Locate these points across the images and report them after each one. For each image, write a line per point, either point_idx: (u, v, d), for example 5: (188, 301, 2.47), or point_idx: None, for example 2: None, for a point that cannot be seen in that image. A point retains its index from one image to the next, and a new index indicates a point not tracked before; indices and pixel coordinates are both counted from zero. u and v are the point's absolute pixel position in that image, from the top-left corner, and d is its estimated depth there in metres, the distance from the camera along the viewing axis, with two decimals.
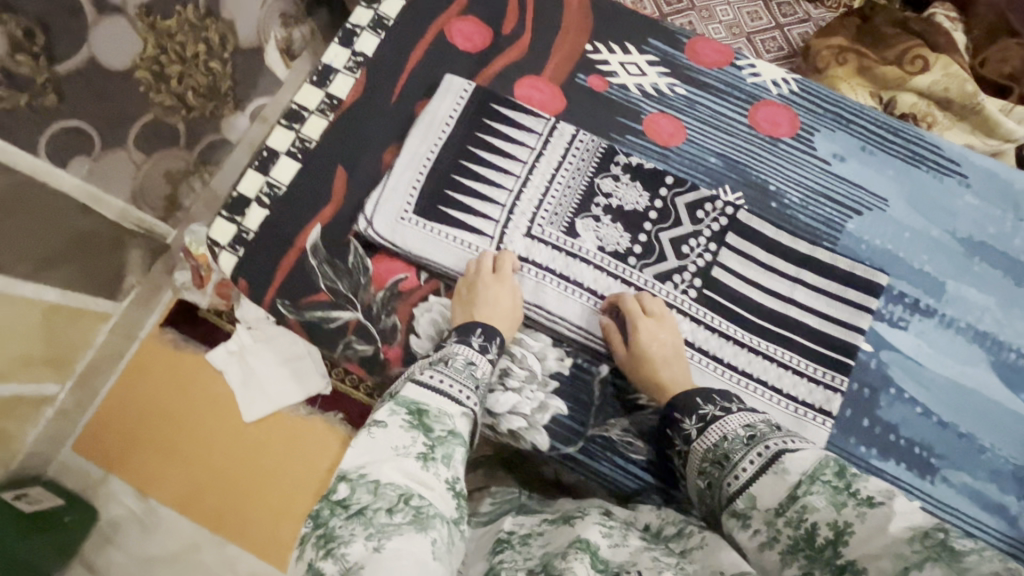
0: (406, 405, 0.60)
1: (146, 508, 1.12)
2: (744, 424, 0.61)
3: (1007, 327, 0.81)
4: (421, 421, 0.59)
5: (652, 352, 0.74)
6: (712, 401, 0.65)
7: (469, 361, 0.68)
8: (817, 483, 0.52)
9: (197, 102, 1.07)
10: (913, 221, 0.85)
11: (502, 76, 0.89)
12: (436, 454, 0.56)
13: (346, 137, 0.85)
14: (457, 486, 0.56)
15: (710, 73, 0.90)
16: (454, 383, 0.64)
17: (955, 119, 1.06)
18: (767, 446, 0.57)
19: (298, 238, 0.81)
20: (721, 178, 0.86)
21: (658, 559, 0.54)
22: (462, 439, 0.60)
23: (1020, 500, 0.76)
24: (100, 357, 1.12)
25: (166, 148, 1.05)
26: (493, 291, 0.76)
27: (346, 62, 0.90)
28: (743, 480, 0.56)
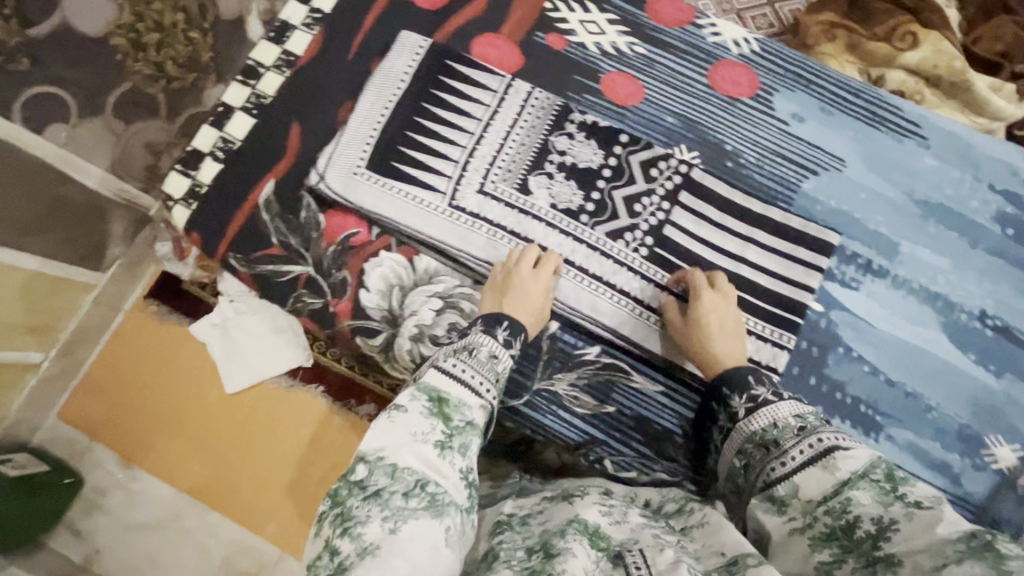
0: (428, 391, 0.59)
1: (128, 476, 1.12)
2: (795, 412, 0.59)
3: (959, 288, 0.81)
4: (441, 409, 0.58)
5: (710, 322, 0.73)
6: (763, 383, 0.63)
7: (491, 355, 0.65)
8: (865, 481, 0.51)
9: (178, 73, 1.09)
10: (870, 181, 0.84)
11: (460, 34, 0.88)
12: (453, 442, 0.56)
13: (302, 93, 0.85)
14: (469, 475, 0.56)
15: (671, 32, 0.89)
16: (475, 374, 0.62)
17: (943, 96, 1.04)
18: (819, 439, 0.55)
19: (251, 193, 0.82)
20: (678, 137, 0.85)
21: (659, 536, 0.57)
22: (479, 431, 0.59)
23: (964, 458, 0.76)
24: (84, 327, 1.10)
25: (146, 119, 1.07)
26: (523, 281, 0.74)
27: (304, 19, 0.89)
28: (789, 467, 0.55)
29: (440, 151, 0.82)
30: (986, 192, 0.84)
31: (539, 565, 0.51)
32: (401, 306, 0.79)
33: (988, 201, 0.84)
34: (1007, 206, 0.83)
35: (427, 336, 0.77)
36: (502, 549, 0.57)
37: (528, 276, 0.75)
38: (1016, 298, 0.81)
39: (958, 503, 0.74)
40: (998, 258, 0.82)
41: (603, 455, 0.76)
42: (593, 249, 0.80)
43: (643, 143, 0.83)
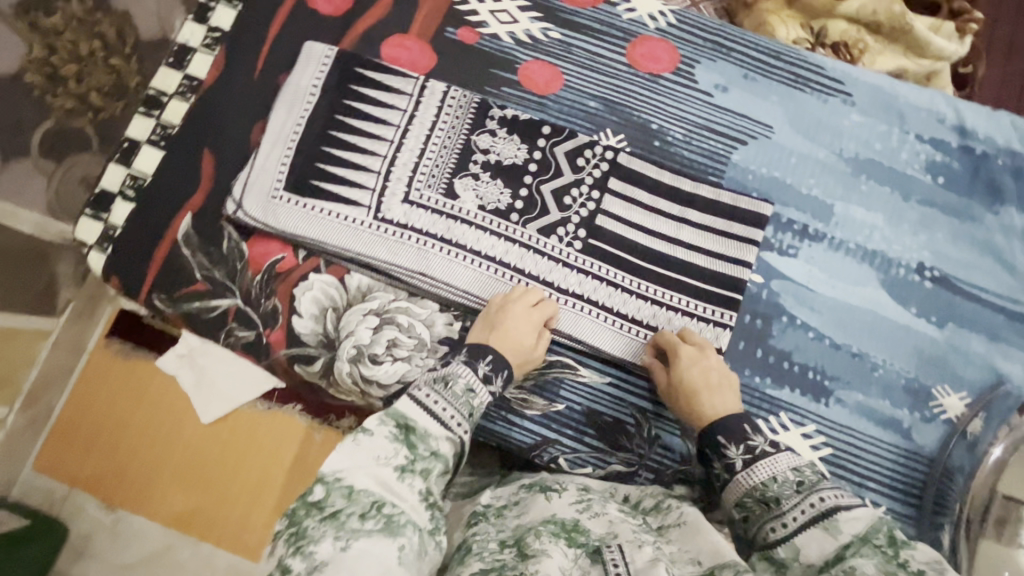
0: (395, 416, 0.57)
1: (114, 518, 1.10)
2: (794, 465, 0.58)
3: (896, 244, 0.81)
4: (408, 436, 0.56)
5: (693, 379, 0.70)
6: (760, 433, 0.61)
7: (468, 388, 0.63)
8: (866, 545, 0.49)
9: (105, 102, 1.00)
10: (799, 145, 0.83)
11: (368, 37, 0.85)
12: (416, 467, 0.55)
13: (209, 119, 0.82)
14: (432, 496, 0.55)
15: (585, 12, 0.87)
16: (447, 407, 0.60)
17: (885, 41, 1.02)
18: (821, 498, 0.54)
19: (168, 229, 0.79)
20: (602, 122, 0.83)
21: (638, 533, 0.58)
22: (444, 461, 0.57)
23: (913, 412, 0.76)
24: (46, 375, 1.07)
25: (78, 152, 0.97)
26: (513, 317, 0.72)
27: (203, 40, 0.85)
28: (791, 529, 0.53)
29: (359, 163, 0.80)
30: (914, 142, 0.83)
31: (511, 562, 0.53)
32: (337, 328, 0.77)
33: (917, 151, 0.83)
34: (936, 154, 0.83)
35: (367, 356, 0.75)
36: (474, 540, 0.58)
37: (525, 316, 0.73)
38: (953, 246, 0.81)
39: (911, 459, 0.75)
40: (930, 209, 0.82)
41: (560, 453, 0.75)
42: (526, 247, 0.79)
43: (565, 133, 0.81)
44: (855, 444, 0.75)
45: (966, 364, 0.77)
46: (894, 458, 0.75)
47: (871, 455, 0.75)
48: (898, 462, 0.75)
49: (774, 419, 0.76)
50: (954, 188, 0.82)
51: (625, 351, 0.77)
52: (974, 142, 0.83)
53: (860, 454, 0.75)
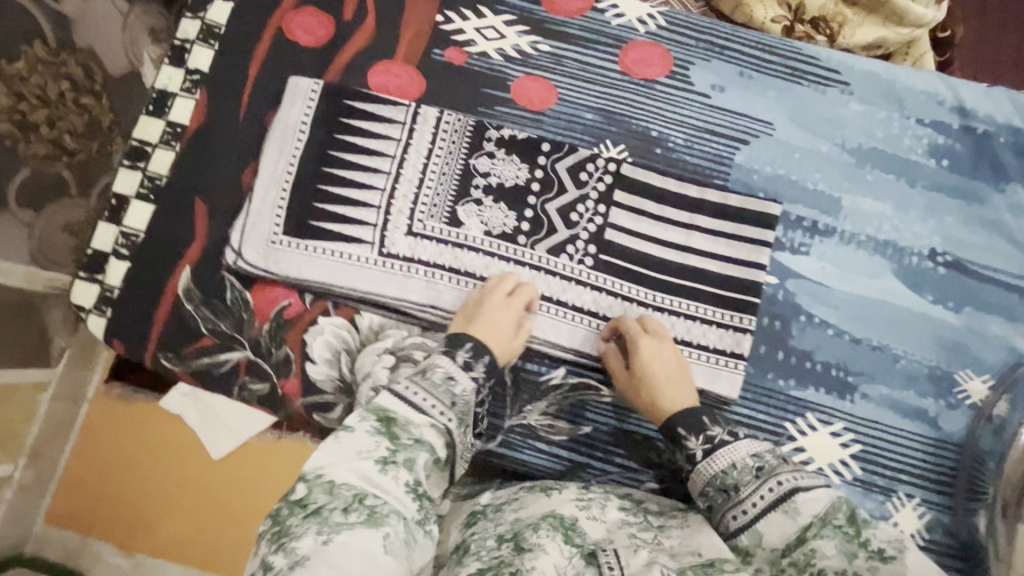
0: (374, 410, 0.55)
1: (135, 564, 0.95)
2: (751, 451, 0.59)
3: (906, 232, 0.80)
4: (388, 429, 0.54)
5: (651, 370, 0.70)
6: (719, 423, 0.63)
7: (448, 377, 0.59)
8: (829, 528, 0.51)
9: (79, 144, 0.86)
10: (801, 140, 0.82)
11: (353, 66, 0.82)
12: (399, 456, 0.52)
13: (198, 166, 0.79)
14: (419, 486, 0.53)
15: (573, 22, 0.85)
16: (428, 395, 0.57)
17: (863, 14, 0.96)
18: (779, 481, 0.55)
19: (168, 285, 0.76)
20: (601, 133, 0.82)
21: (635, 536, 0.58)
22: (430, 449, 0.55)
23: (938, 400, 0.76)
24: (46, 430, 0.92)
25: (57, 199, 0.84)
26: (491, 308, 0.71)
27: (182, 84, 0.82)
28: (752, 515, 0.55)
29: (358, 198, 0.77)
30: (915, 127, 0.83)
31: (509, 557, 0.52)
32: (352, 370, 0.75)
33: (919, 136, 0.82)
34: (938, 137, 0.82)
35: None
36: (473, 540, 0.58)
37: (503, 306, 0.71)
38: (963, 229, 0.80)
39: (939, 447, 0.75)
40: (937, 193, 0.81)
41: (595, 477, 0.74)
42: (537, 269, 0.77)
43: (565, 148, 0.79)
44: (884, 437, 0.75)
45: (986, 347, 0.78)
46: (923, 448, 0.75)
47: (900, 447, 0.75)
48: (928, 452, 0.75)
49: (802, 420, 0.76)
50: (959, 170, 0.82)
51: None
52: (975, 122, 0.83)
53: (890, 447, 0.75)
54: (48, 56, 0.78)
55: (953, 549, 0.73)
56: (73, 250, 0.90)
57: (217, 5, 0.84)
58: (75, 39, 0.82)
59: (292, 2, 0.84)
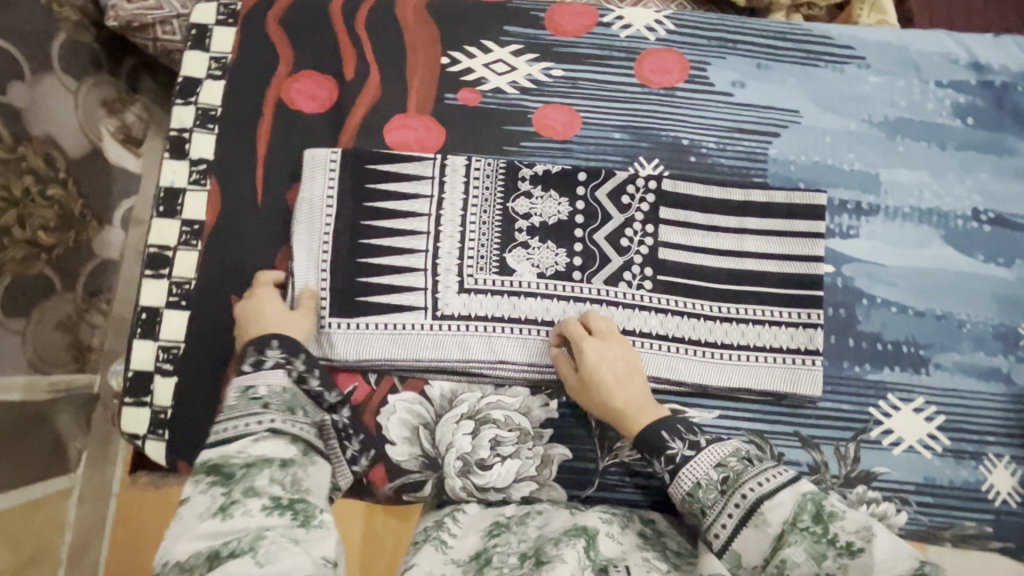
0: (202, 467, 0.55)
1: None
2: (716, 462, 0.59)
3: (947, 195, 0.81)
4: (220, 473, 0.54)
5: (601, 376, 0.68)
6: (679, 437, 0.62)
7: (245, 388, 0.61)
8: (797, 532, 0.53)
9: (55, 238, 0.84)
10: (829, 123, 0.82)
11: (367, 126, 0.78)
12: (237, 496, 0.52)
13: (224, 261, 0.75)
14: (282, 500, 0.53)
15: (581, 41, 0.82)
16: (238, 421, 0.58)
17: None
18: (744, 494, 0.56)
19: (222, 394, 0.72)
20: (633, 151, 0.80)
21: (649, 560, 0.61)
22: (269, 461, 0.55)
23: (1008, 356, 0.77)
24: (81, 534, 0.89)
25: (47, 297, 0.84)
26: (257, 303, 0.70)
27: (190, 177, 0.77)
28: (726, 535, 0.56)
29: (402, 266, 0.74)
30: (936, 90, 0.83)
31: (530, 570, 0.57)
32: (433, 444, 0.73)
33: (941, 98, 0.83)
34: (959, 96, 0.83)
35: (473, 464, 0.72)
36: (495, 552, 0.62)
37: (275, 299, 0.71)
38: (999, 184, 0.81)
39: (1018, 401, 0.76)
40: (969, 152, 0.82)
41: None
42: (598, 302, 0.75)
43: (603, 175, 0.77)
44: (964, 403, 0.76)
45: None
46: (1003, 406, 0.76)
47: (982, 410, 0.76)
48: (1008, 409, 0.76)
49: (884, 402, 0.76)
50: (986, 126, 0.82)
51: (730, 379, 0.74)
52: (992, 76, 0.83)
53: (972, 412, 0.76)
54: (7, 154, 0.75)
55: None
56: (71, 348, 0.89)
57: (208, 85, 0.79)
58: (31, 131, 0.79)
59: (285, 71, 0.80)
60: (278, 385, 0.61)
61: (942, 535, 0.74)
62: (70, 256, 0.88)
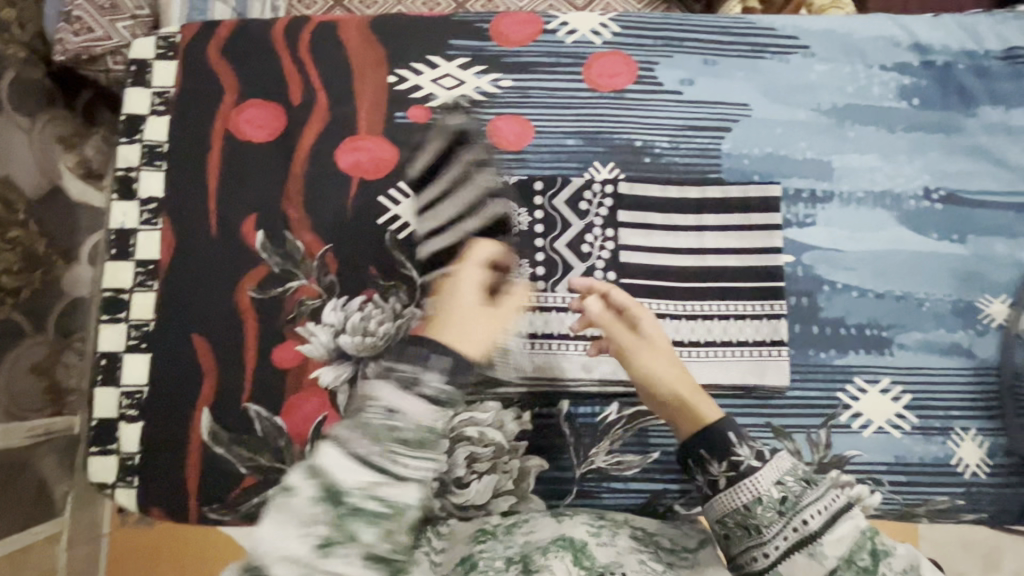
0: (318, 470, 0.40)
1: None
2: (777, 479, 0.54)
3: (899, 177, 0.82)
4: (333, 493, 0.39)
5: (667, 352, 0.66)
6: (746, 444, 0.57)
7: (392, 410, 0.43)
8: (850, 569, 0.47)
9: (19, 281, 0.82)
10: (779, 114, 0.82)
11: (318, 151, 0.77)
12: (343, 536, 0.39)
13: (184, 299, 0.74)
14: (387, 558, 0.40)
15: (528, 49, 0.81)
16: (371, 443, 0.42)
17: None
18: (804, 521, 0.50)
19: (190, 434, 0.71)
20: (588, 156, 0.80)
21: (645, 563, 0.59)
22: (387, 516, 0.40)
23: (968, 331, 0.79)
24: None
25: (16, 342, 0.82)
26: (455, 295, 0.60)
27: (141, 217, 0.75)
28: (773, 558, 0.51)
29: (366, 291, 0.75)
30: (881, 73, 0.84)
31: None
32: None
33: (886, 81, 0.84)
34: (904, 78, 0.84)
35: (452, 483, 0.72)
36: (480, 557, 0.59)
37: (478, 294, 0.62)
38: (948, 162, 0.82)
39: (981, 373, 0.78)
40: (917, 133, 0.83)
41: (675, 501, 0.74)
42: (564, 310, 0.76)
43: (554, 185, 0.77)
44: (929, 381, 0.78)
45: (997, 269, 0.80)
46: (968, 380, 0.78)
47: (946, 386, 0.78)
48: (972, 383, 0.78)
49: (852, 386, 0.77)
50: (932, 105, 0.83)
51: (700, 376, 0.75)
52: (934, 55, 0.84)
53: (937, 388, 0.77)
54: None
55: (1018, 466, 0.76)
56: (46, 390, 0.87)
57: (152, 121, 0.78)
58: None
59: (231, 101, 0.78)
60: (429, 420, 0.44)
61: (915, 512, 0.76)
62: (39, 298, 0.86)
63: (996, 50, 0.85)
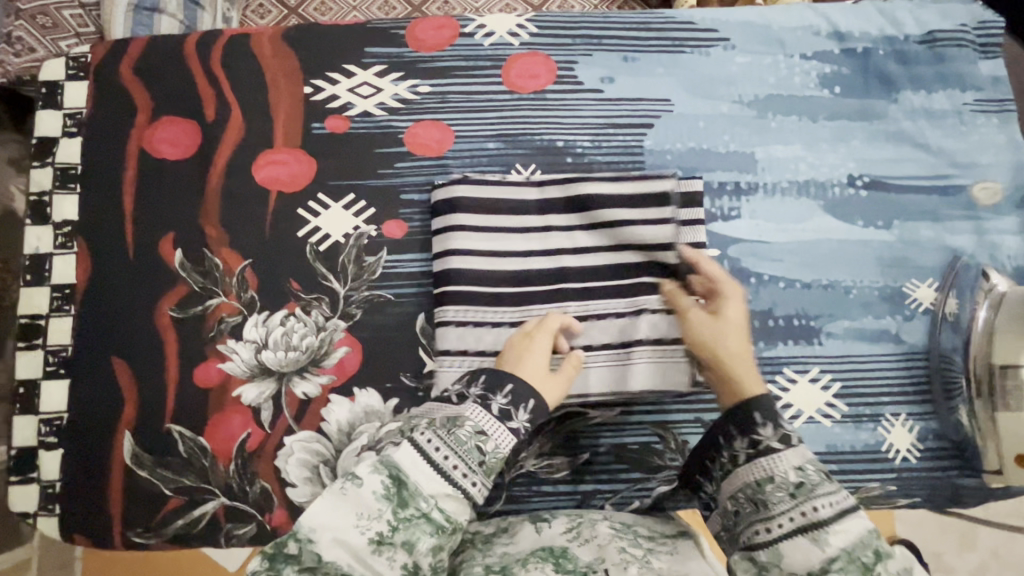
0: (388, 466, 0.52)
1: None
2: (798, 463, 0.52)
3: (822, 165, 0.82)
4: (398, 493, 0.51)
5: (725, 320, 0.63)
6: (772, 424, 0.54)
7: (479, 432, 0.56)
8: (852, 564, 0.47)
9: None
10: (701, 107, 0.82)
11: (234, 166, 0.77)
12: (397, 536, 0.49)
13: (102, 321, 0.73)
14: (419, 570, 0.50)
15: (444, 54, 0.81)
16: (448, 454, 0.54)
17: None
18: (815, 509, 0.49)
19: (112, 458, 0.70)
20: (509, 159, 0.79)
21: (625, 550, 0.57)
22: (435, 526, 0.51)
23: (895, 316, 0.79)
24: None
25: None
26: (531, 345, 0.66)
27: (55, 241, 0.74)
28: (775, 535, 0.50)
29: (288, 305, 0.74)
30: (801, 63, 0.84)
31: None
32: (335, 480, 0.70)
33: (807, 70, 0.84)
34: (825, 67, 0.84)
35: None
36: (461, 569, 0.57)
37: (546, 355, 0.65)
38: (871, 148, 0.82)
39: (910, 358, 0.78)
40: (840, 121, 0.83)
41: (607, 501, 0.73)
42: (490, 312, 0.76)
43: (505, 198, 0.75)
44: (858, 369, 0.78)
45: (923, 253, 0.80)
46: (897, 365, 0.78)
47: (876, 373, 0.78)
48: (902, 368, 0.78)
49: (781, 376, 0.77)
50: (853, 93, 0.83)
51: (627, 384, 0.70)
52: (854, 43, 0.84)
53: (867, 375, 0.78)
54: None
55: (949, 450, 0.76)
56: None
57: (65, 143, 0.77)
58: None
59: (145, 119, 0.77)
60: (501, 450, 0.56)
61: None
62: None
63: (916, 34, 0.85)
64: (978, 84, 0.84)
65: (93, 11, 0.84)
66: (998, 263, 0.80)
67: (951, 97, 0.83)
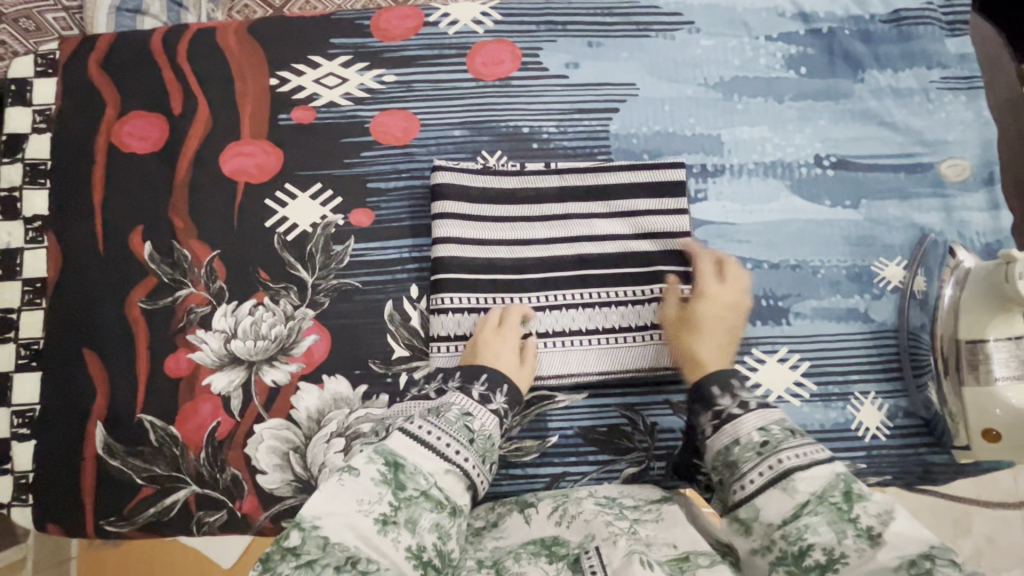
0: (383, 453, 0.54)
1: None
2: (759, 425, 0.57)
3: (789, 146, 0.82)
4: (397, 478, 0.53)
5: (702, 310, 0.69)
6: (729, 393, 0.60)
7: (465, 413, 0.60)
8: (821, 504, 0.50)
9: None
10: (665, 91, 0.82)
11: (201, 158, 0.77)
12: (401, 517, 0.50)
13: (73, 314, 0.74)
14: (424, 552, 0.50)
15: (409, 43, 0.81)
16: (444, 438, 0.57)
17: None
18: (780, 459, 0.53)
19: (84, 448, 0.71)
20: (475, 146, 0.80)
21: (613, 524, 0.58)
22: (437, 503, 0.53)
23: (863, 295, 0.79)
24: None
25: None
26: (500, 340, 0.68)
27: (26, 235, 0.75)
28: (749, 491, 0.53)
29: (255, 295, 0.75)
30: (767, 44, 0.84)
31: None
32: (304, 467, 0.71)
33: (773, 52, 0.84)
34: (790, 48, 0.84)
35: None
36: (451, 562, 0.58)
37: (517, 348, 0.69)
38: (839, 128, 0.83)
39: (878, 337, 0.78)
40: (806, 102, 0.83)
41: (577, 483, 0.73)
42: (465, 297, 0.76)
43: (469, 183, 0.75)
44: (827, 348, 0.78)
45: (891, 232, 0.80)
46: (866, 345, 0.78)
47: (845, 351, 0.78)
48: (871, 348, 0.78)
49: (749, 357, 0.77)
50: (819, 73, 0.83)
51: (581, 369, 0.72)
52: (819, 23, 0.84)
53: (836, 354, 0.78)
54: None
55: (920, 428, 0.76)
56: None
57: (35, 139, 0.78)
58: None
59: (113, 114, 0.78)
60: (488, 430, 0.61)
61: None
62: None
63: (882, 14, 0.85)
64: (945, 61, 0.84)
65: (76, 14, 0.84)
66: (966, 240, 0.80)
67: (917, 75, 0.83)
